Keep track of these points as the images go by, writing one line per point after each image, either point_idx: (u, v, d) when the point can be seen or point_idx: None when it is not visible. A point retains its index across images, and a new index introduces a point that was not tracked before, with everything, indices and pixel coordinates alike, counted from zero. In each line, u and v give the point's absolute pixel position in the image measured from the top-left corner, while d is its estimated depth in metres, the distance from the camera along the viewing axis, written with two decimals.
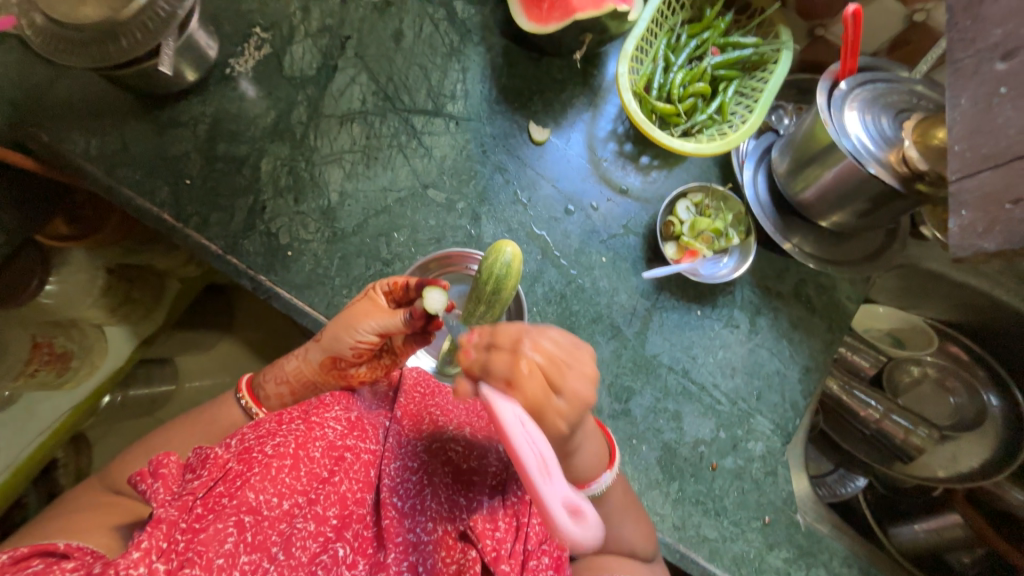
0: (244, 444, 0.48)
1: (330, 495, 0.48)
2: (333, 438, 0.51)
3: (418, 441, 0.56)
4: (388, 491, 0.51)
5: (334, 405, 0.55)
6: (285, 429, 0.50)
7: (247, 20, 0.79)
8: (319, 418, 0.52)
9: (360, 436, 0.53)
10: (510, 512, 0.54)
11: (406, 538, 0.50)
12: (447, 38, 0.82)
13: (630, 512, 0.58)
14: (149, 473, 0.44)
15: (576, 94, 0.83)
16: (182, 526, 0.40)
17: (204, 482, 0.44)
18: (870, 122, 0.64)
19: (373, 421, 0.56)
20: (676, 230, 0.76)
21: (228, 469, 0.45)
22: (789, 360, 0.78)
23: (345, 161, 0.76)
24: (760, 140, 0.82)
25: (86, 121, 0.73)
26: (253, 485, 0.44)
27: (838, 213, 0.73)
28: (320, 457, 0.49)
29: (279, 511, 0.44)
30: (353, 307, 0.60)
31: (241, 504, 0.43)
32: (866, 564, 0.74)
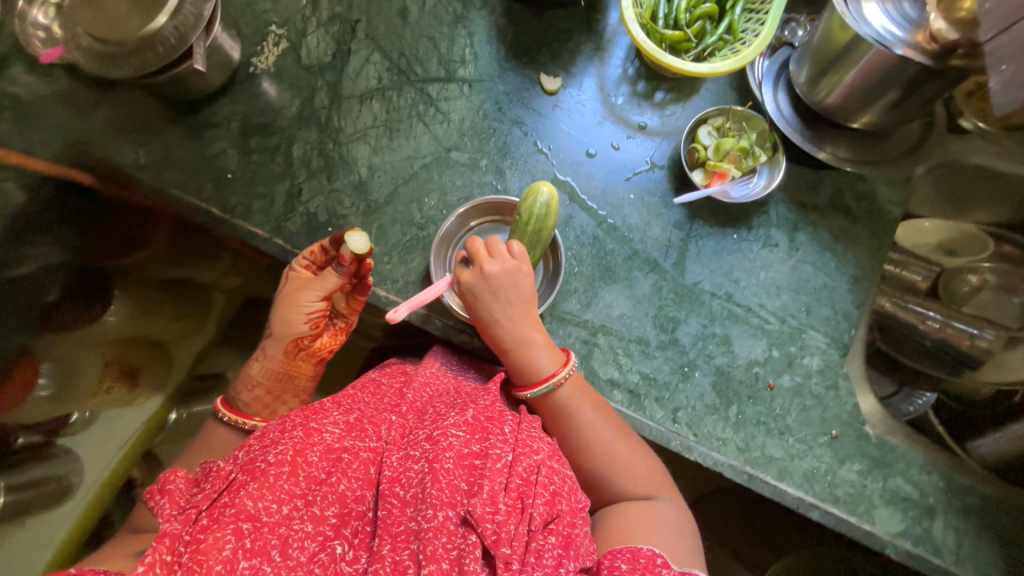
0: (249, 455, 0.54)
1: (327, 495, 0.52)
2: (330, 442, 0.55)
3: (419, 432, 0.58)
4: (389, 481, 0.54)
5: (332, 411, 0.59)
6: (285, 438, 0.54)
7: (264, 21, 0.84)
8: (317, 424, 0.56)
9: (356, 436, 0.57)
10: (515, 494, 0.52)
11: (410, 526, 0.51)
12: (450, 8, 0.85)
13: (614, 431, 0.63)
14: (160, 489, 0.51)
15: (583, 41, 0.84)
16: (186, 537, 0.46)
17: (208, 495, 0.50)
18: (892, 8, 0.61)
19: (372, 419, 0.60)
20: (701, 156, 0.76)
21: (232, 480, 0.52)
22: (835, 273, 0.77)
23: (370, 136, 0.80)
24: (774, 56, 0.81)
25: (133, 134, 0.79)
26: (251, 494, 0.49)
27: (869, 112, 0.72)
28: (317, 461, 0.53)
29: (278, 515, 0.49)
30: (288, 291, 0.68)
31: (240, 512, 0.48)
32: (946, 469, 0.72)
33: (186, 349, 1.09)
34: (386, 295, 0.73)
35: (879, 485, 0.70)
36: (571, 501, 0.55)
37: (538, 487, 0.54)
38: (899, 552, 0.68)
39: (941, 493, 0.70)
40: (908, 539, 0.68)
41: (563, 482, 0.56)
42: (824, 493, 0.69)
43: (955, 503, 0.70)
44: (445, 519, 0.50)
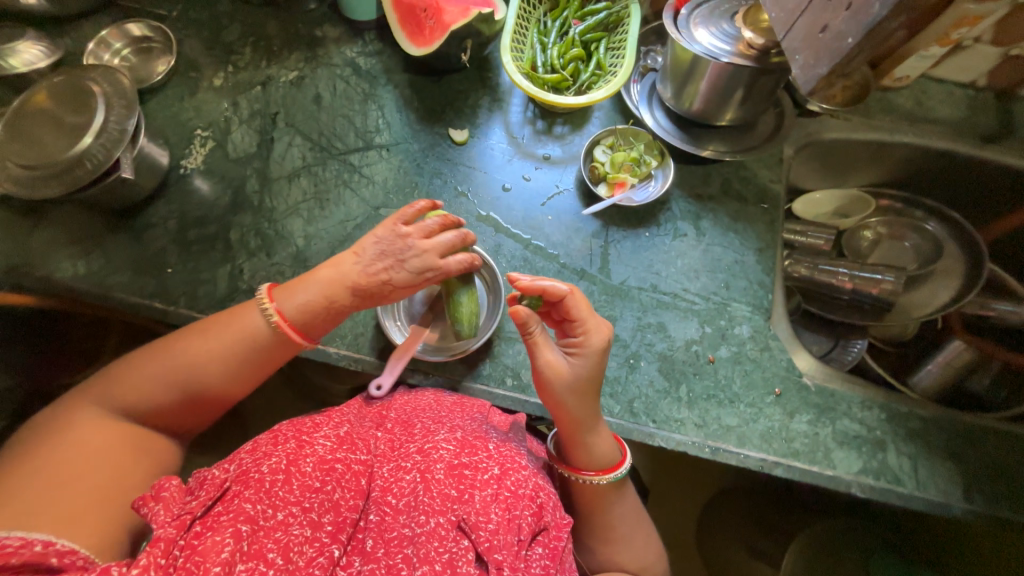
0: (241, 466, 0.54)
1: (323, 502, 0.53)
2: (323, 453, 0.57)
3: (409, 442, 0.62)
4: (381, 491, 0.58)
5: (323, 425, 0.61)
6: (275, 452, 0.56)
7: (189, 127, 0.91)
8: (308, 437, 0.58)
9: (349, 449, 0.59)
10: (504, 506, 0.57)
11: (403, 531, 0.55)
12: (359, 88, 0.95)
13: (638, 522, 0.68)
14: (151, 496, 0.51)
15: (481, 96, 0.95)
16: (181, 542, 0.47)
17: (202, 502, 0.51)
18: (715, 30, 0.74)
19: (362, 435, 0.62)
20: (601, 172, 0.86)
21: (226, 489, 0.52)
22: (742, 248, 0.85)
23: (302, 210, 0.86)
24: (644, 82, 0.95)
25: (71, 249, 0.82)
26: (249, 498, 0.50)
27: (729, 111, 0.85)
28: (311, 471, 0.54)
29: (274, 520, 0.50)
30: (416, 241, 0.65)
31: (238, 516, 0.49)
32: (885, 402, 0.77)
33: None
34: (337, 350, 0.76)
35: (830, 430, 0.74)
36: (557, 515, 0.61)
37: (525, 499, 0.59)
38: (864, 489, 0.71)
39: (886, 425, 0.75)
40: (870, 475, 0.72)
41: (547, 497, 0.61)
42: (784, 449, 0.73)
43: (901, 430, 0.75)
44: (437, 526, 0.54)
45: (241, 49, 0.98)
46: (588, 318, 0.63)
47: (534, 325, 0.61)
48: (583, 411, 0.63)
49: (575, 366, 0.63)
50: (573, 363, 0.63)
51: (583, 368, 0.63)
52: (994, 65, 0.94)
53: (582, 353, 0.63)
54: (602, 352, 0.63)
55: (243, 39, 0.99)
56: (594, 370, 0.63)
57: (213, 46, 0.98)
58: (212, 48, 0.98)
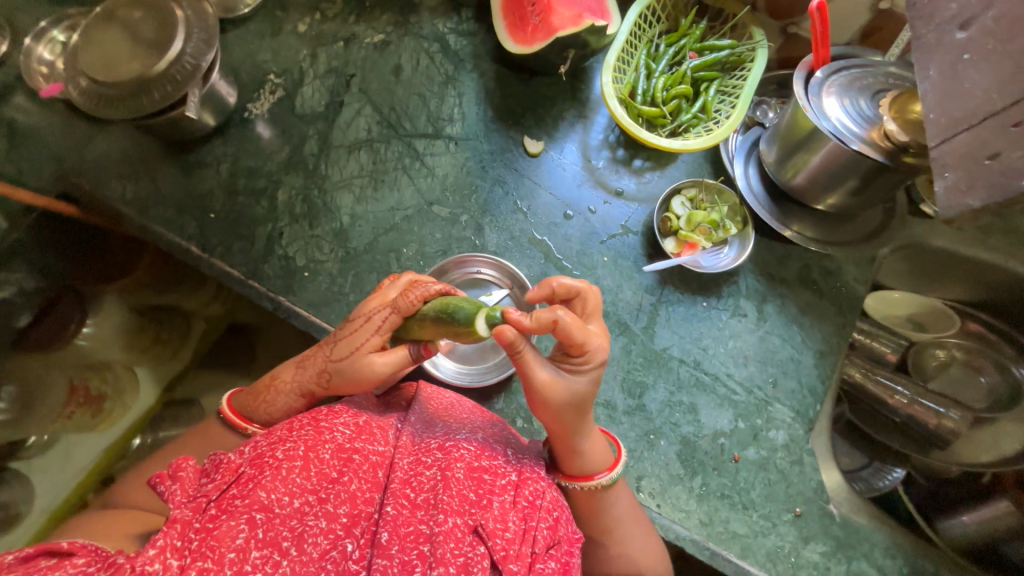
0: (257, 449, 0.46)
1: (340, 493, 0.45)
2: (343, 441, 0.48)
3: (432, 438, 0.53)
4: (400, 483, 0.48)
5: (343, 411, 0.52)
6: (292, 435, 0.47)
7: (262, 69, 0.88)
8: (328, 423, 0.49)
9: (368, 439, 0.50)
10: (522, 515, 0.48)
11: (419, 528, 0.45)
12: (442, 68, 0.89)
13: (638, 521, 0.59)
14: (169, 475, 0.44)
15: (566, 108, 0.88)
16: (196, 525, 0.40)
17: (217, 484, 0.43)
18: (849, 106, 0.65)
19: (381, 424, 0.53)
20: (673, 225, 0.79)
21: (241, 474, 0.44)
22: (802, 346, 0.78)
23: (354, 186, 0.82)
24: (746, 135, 0.85)
25: (122, 170, 0.81)
26: (264, 485, 0.43)
27: (832, 196, 0.75)
28: (329, 458, 0.46)
29: (290, 508, 0.42)
30: (377, 303, 0.57)
31: (253, 502, 0.41)
32: (911, 555, 0.71)
33: (157, 375, 1.13)
34: None
35: (843, 568, 0.69)
36: (568, 529, 0.50)
37: (542, 511, 0.49)
38: None
39: None
40: None
41: (564, 510, 0.51)
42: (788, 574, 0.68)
43: None
44: (455, 526, 0.44)
45: None
46: (583, 335, 0.50)
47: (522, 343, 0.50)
48: (581, 422, 0.53)
49: (571, 380, 0.52)
50: (571, 379, 0.52)
51: (581, 380, 0.52)
52: None
53: (578, 366, 0.52)
54: (595, 363, 0.52)
55: None
56: (592, 381, 0.53)
57: None
58: None
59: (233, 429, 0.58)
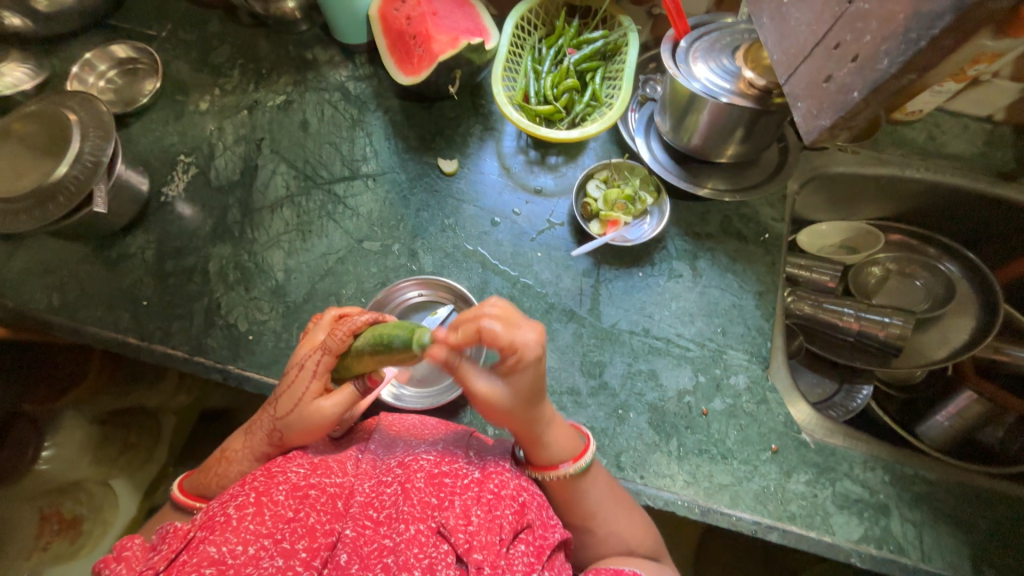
0: (207, 512, 0.47)
1: (296, 530, 0.45)
2: (297, 480, 0.49)
3: (390, 457, 0.54)
4: (361, 505, 0.49)
5: (297, 455, 0.54)
6: (243, 490, 0.48)
7: (172, 152, 0.89)
8: (281, 467, 0.51)
9: (325, 473, 0.51)
10: (486, 507, 0.49)
11: (383, 543, 0.46)
12: (347, 114, 0.93)
13: (618, 501, 0.59)
14: (113, 557, 0.46)
15: (473, 125, 0.92)
16: None
17: (165, 556, 0.44)
18: (715, 65, 0.70)
19: (338, 457, 0.54)
20: (594, 209, 0.82)
21: (191, 538, 0.45)
22: (740, 291, 0.81)
23: (283, 242, 0.83)
24: (642, 111, 0.91)
25: (46, 280, 0.80)
26: (214, 539, 0.43)
27: (729, 147, 0.80)
28: (284, 499, 0.47)
29: (244, 556, 0.43)
30: (306, 350, 0.59)
31: (203, 559, 0.42)
32: (890, 462, 0.73)
33: (133, 484, 1.11)
34: None
35: (829, 492, 0.70)
36: (543, 514, 0.52)
37: (507, 499, 0.50)
38: (865, 559, 0.67)
39: (890, 488, 0.71)
40: (871, 543, 0.68)
41: (531, 495, 0.52)
42: (779, 512, 0.68)
43: (905, 495, 0.71)
44: (417, 532, 0.46)
45: (229, 72, 0.96)
46: (508, 336, 0.47)
47: (451, 358, 0.50)
48: (535, 419, 0.53)
49: (512, 383, 0.50)
50: (509, 383, 0.51)
51: (520, 381, 0.50)
52: (1013, 99, 0.89)
53: (514, 368, 0.49)
54: (533, 363, 0.49)
55: (231, 62, 0.97)
56: (534, 378, 0.50)
57: (201, 68, 0.96)
58: (200, 70, 0.96)
59: (185, 511, 0.56)
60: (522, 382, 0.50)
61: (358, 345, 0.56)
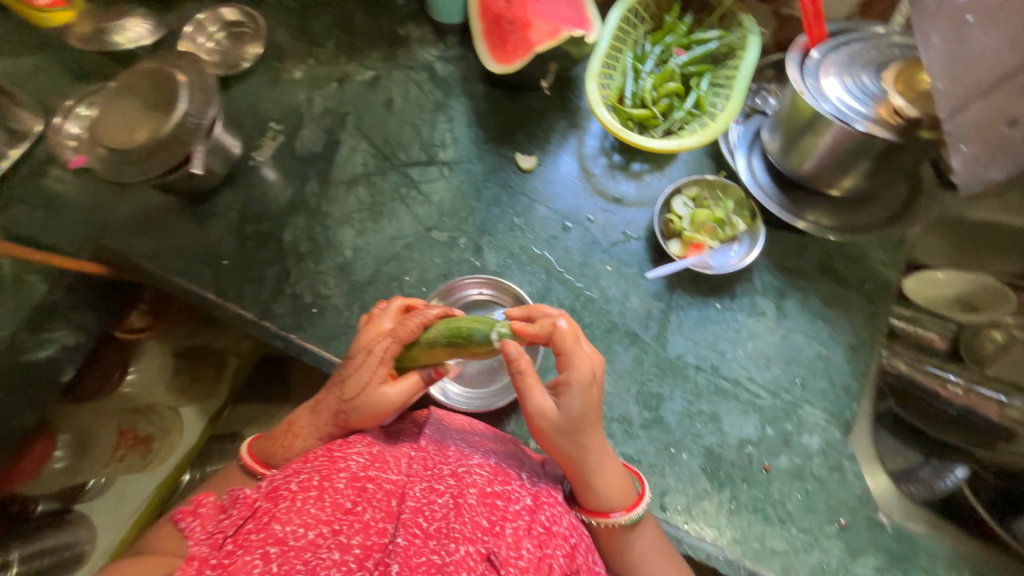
0: (272, 483, 0.49)
1: (353, 524, 0.45)
2: (356, 469, 0.50)
3: (444, 464, 0.53)
4: (412, 512, 0.48)
5: (358, 442, 0.54)
6: (307, 468, 0.50)
7: (262, 118, 0.92)
8: (342, 452, 0.52)
9: (382, 467, 0.51)
10: (536, 542, 0.48)
11: (432, 559, 0.45)
12: (432, 96, 0.91)
13: (670, 560, 0.56)
14: (190, 511, 0.51)
15: (558, 120, 0.88)
16: (212, 562, 0.43)
17: (233, 521, 0.47)
18: (852, 85, 0.61)
19: (393, 453, 0.54)
20: (677, 227, 0.76)
21: (256, 508, 0.47)
22: (830, 342, 0.73)
23: (355, 220, 0.84)
24: (747, 124, 0.82)
25: (144, 228, 0.87)
26: (278, 517, 0.45)
27: (846, 179, 0.70)
28: (343, 488, 0.48)
29: (304, 541, 0.43)
30: (371, 335, 0.58)
31: (267, 536, 0.43)
32: (978, 565, 0.63)
33: (199, 412, 1.23)
34: None
35: None
36: (586, 558, 0.51)
37: (556, 537, 0.50)
38: None
39: None
40: None
41: (580, 535, 0.52)
42: None
43: None
44: (466, 555, 0.45)
45: (325, 42, 0.97)
46: (568, 346, 0.51)
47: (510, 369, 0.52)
48: (585, 450, 0.51)
49: (565, 403, 0.51)
50: (562, 403, 0.51)
51: (574, 403, 0.51)
52: None
53: (569, 385, 0.51)
54: (589, 381, 0.51)
55: (328, 32, 0.97)
56: (588, 400, 0.51)
57: (299, 37, 0.98)
58: (298, 39, 0.97)
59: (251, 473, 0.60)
60: (576, 403, 0.51)
61: (432, 331, 0.56)
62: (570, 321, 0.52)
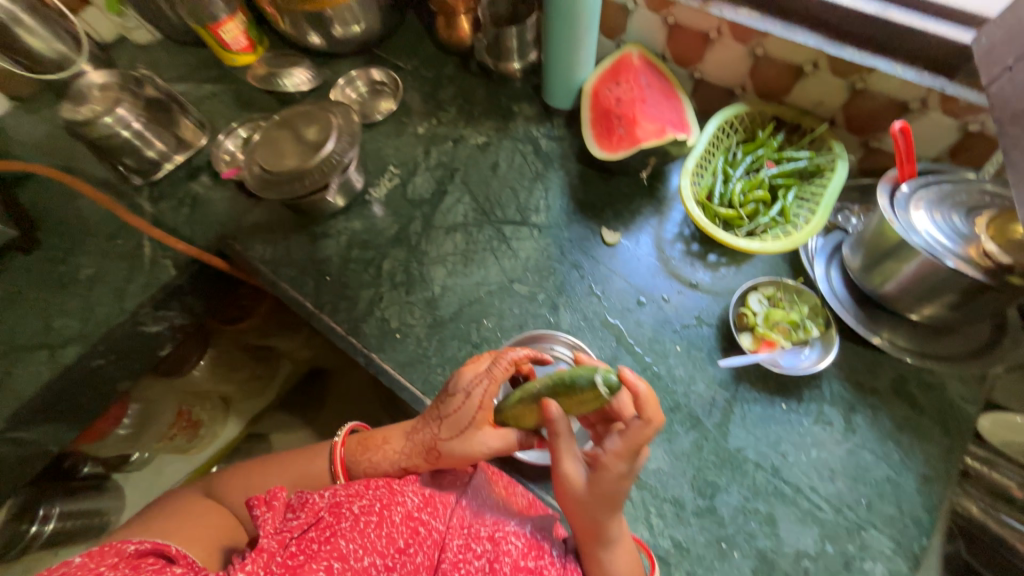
0: (336, 497, 0.60)
1: (403, 563, 0.56)
2: (410, 509, 0.61)
3: (479, 524, 0.63)
4: (449, 563, 0.59)
5: (413, 481, 0.65)
6: (370, 494, 0.61)
7: (383, 161, 1.06)
8: (400, 489, 0.63)
9: (430, 512, 0.62)
10: None
11: None
12: (533, 167, 1.02)
13: None
14: (265, 500, 0.58)
15: (645, 205, 0.96)
16: (281, 558, 0.53)
17: (301, 524, 0.57)
18: (941, 221, 0.65)
19: (440, 500, 0.64)
20: (750, 321, 0.79)
21: (320, 517, 0.57)
22: (900, 467, 0.71)
23: (448, 261, 0.93)
24: (827, 238, 0.86)
25: (266, 237, 0.99)
26: (343, 535, 0.55)
27: (927, 306, 0.73)
28: (397, 524, 0.58)
29: (361, 563, 0.54)
30: (469, 374, 0.65)
31: (333, 550, 0.54)
32: None
33: (243, 412, 1.38)
34: None
35: None
36: None
37: None
38: None
39: None
40: None
41: None
42: None
43: None
44: None
45: (449, 108, 1.12)
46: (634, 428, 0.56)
47: (560, 428, 0.58)
48: (596, 524, 0.58)
49: (596, 481, 0.57)
50: (593, 479, 0.57)
51: (603, 484, 0.57)
52: None
53: (607, 470, 0.56)
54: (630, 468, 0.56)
55: (453, 100, 1.13)
56: (618, 487, 0.57)
57: (428, 100, 1.14)
58: (426, 101, 1.13)
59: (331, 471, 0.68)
60: (606, 484, 0.57)
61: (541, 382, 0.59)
62: (656, 416, 0.55)
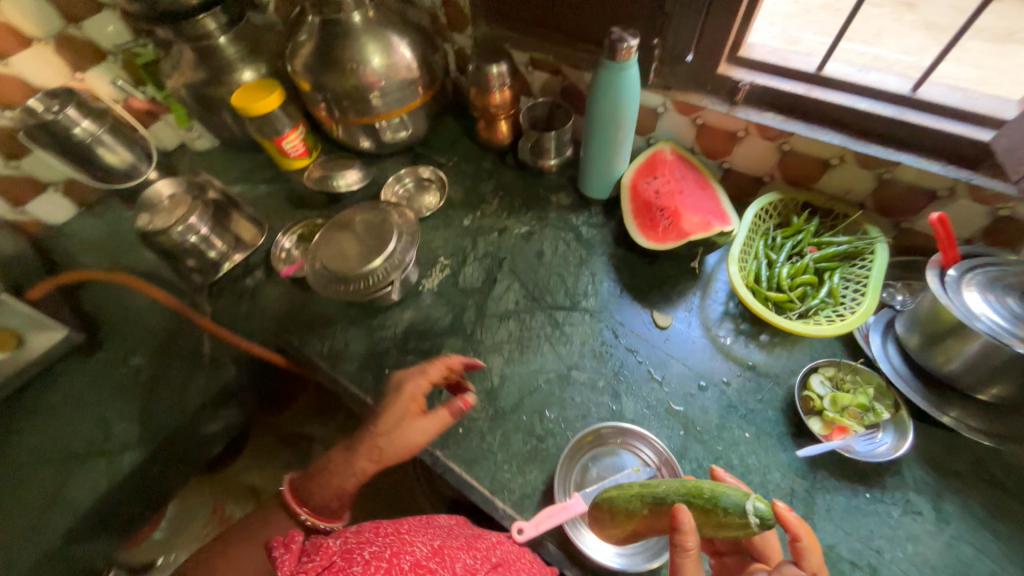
0: (348, 544, 0.61)
1: None
2: (419, 558, 0.61)
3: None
4: None
5: (418, 538, 0.66)
6: (379, 543, 0.62)
7: (433, 252, 1.12)
8: (406, 540, 0.64)
9: (438, 562, 0.62)
10: None
11: None
12: (577, 253, 1.07)
13: None
14: (284, 542, 0.60)
15: (691, 286, 0.99)
16: None
17: (316, 565, 0.56)
18: (998, 305, 0.68)
19: (447, 553, 0.65)
20: (817, 405, 0.79)
21: (333, 561, 0.57)
22: (1004, 561, 0.68)
23: (504, 350, 0.95)
24: (877, 315, 0.89)
25: (322, 330, 1.02)
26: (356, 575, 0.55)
27: (996, 386, 0.73)
28: (407, 569, 0.58)
29: None
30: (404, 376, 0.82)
31: None
32: None
33: None
34: (503, 507, 0.78)
35: None
36: None
37: None
38: None
39: None
40: None
41: None
42: None
43: None
44: None
45: (491, 200, 1.20)
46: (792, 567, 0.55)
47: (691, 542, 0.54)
48: None
49: None
50: None
51: None
52: None
53: None
54: None
55: (494, 192, 1.21)
56: None
57: (470, 193, 1.22)
58: (469, 194, 1.22)
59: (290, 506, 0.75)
60: None
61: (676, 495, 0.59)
62: (822, 569, 0.56)
